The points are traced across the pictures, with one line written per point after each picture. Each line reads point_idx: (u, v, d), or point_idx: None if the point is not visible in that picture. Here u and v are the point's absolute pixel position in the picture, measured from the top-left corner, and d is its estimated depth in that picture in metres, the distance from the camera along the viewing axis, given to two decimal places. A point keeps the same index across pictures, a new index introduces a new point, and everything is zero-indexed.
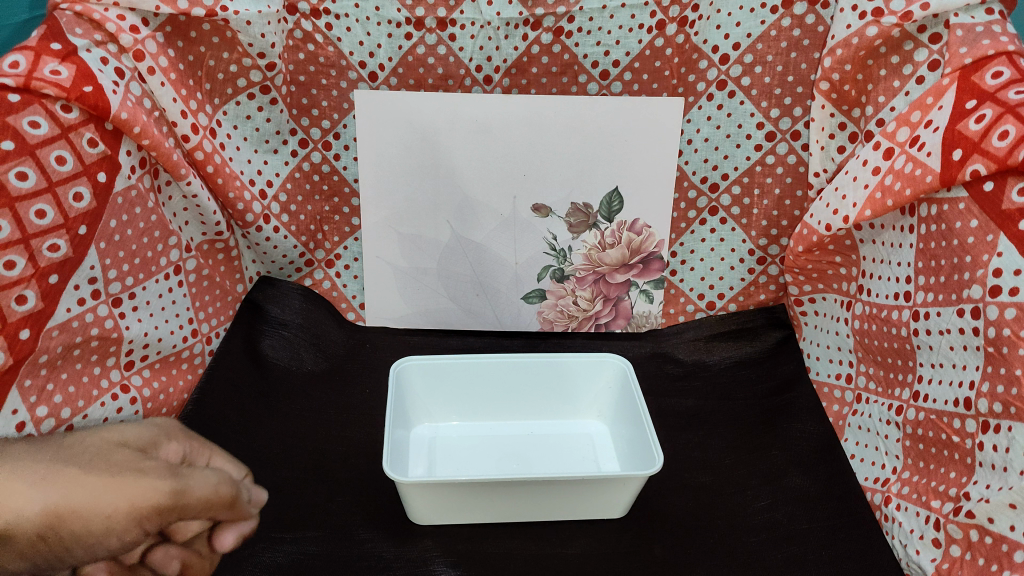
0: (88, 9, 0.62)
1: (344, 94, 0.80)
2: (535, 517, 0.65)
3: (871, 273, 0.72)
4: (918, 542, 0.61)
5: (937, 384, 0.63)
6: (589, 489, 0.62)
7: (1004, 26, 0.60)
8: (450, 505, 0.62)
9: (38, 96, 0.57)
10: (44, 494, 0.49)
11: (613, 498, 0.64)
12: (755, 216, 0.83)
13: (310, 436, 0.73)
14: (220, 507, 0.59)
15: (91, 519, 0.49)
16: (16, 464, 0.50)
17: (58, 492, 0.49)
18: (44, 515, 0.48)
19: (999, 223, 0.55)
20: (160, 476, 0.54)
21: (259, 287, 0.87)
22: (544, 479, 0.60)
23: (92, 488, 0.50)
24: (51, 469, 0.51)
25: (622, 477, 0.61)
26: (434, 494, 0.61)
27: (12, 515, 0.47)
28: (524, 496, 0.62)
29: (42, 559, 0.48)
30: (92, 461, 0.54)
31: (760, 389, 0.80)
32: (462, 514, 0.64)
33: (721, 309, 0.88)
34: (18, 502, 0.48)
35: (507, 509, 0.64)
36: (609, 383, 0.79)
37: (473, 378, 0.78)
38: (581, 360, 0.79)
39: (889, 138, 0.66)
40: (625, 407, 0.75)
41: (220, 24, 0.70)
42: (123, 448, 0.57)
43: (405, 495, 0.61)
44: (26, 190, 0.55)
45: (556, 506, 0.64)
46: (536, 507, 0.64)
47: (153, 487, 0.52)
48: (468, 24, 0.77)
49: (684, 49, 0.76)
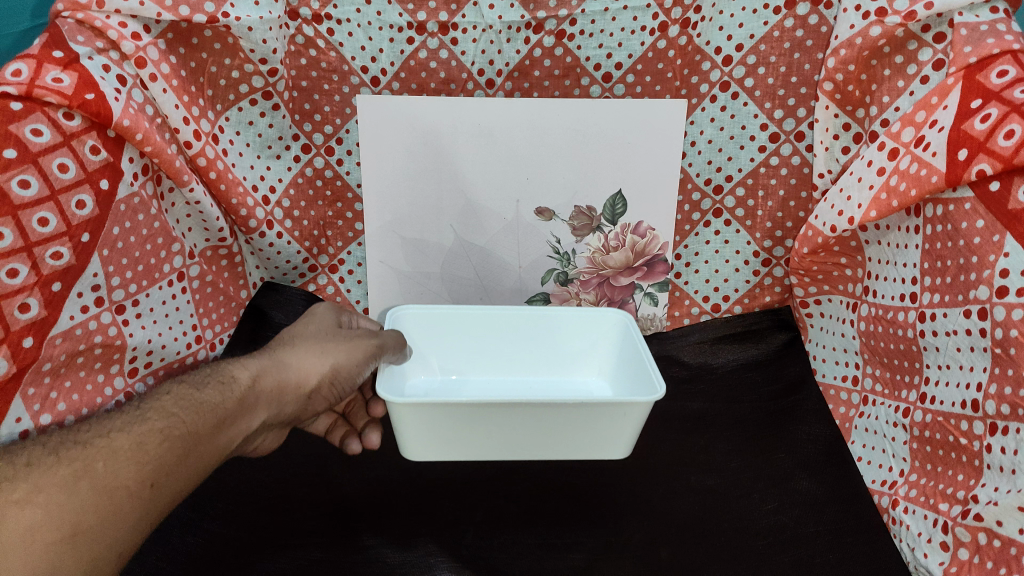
0: (89, 17, 0.63)
1: (347, 99, 0.79)
2: (522, 448, 0.69)
3: (877, 274, 0.72)
4: (926, 544, 0.62)
5: (944, 385, 0.63)
6: (590, 421, 0.66)
7: (1008, 24, 0.60)
8: (436, 434, 0.66)
9: (40, 103, 0.57)
10: (321, 362, 0.65)
11: (615, 435, 0.69)
12: (759, 218, 0.82)
13: (313, 445, 0.74)
14: (397, 363, 0.71)
15: (355, 366, 0.66)
16: (287, 350, 0.65)
17: (331, 359, 0.65)
18: (329, 376, 0.65)
19: (1006, 224, 0.55)
20: (367, 334, 0.68)
21: (262, 293, 0.86)
22: (526, 402, 0.62)
23: (347, 348, 0.66)
24: (312, 346, 0.65)
25: (627, 404, 0.64)
26: (417, 420, 0.65)
27: (307, 378, 0.64)
28: (514, 421, 0.65)
29: (336, 395, 0.68)
30: (326, 335, 0.67)
31: (767, 392, 0.79)
32: (448, 445, 0.68)
33: (727, 311, 0.87)
34: (310, 368, 0.64)
35: (489, 438, 0.67)
36: (608, 337, 0.81)
37: (463, 331, 0.80)
38: (583, 315, 0.81)
39: (893, 138, 0.65)
40: (626, 355, 0.77)
41: (221, 30, 0.70)
42: (325, 322, 0.71)
43: (397, 417, 0.65)
44: (28, 199, 0.56)
45: (551, 441, 0.68)
46: (519, 438, 0.67)
47: (374, 340, 0.67)
48: (470, 28, 0.77)
49: (687, 50, 0.76)
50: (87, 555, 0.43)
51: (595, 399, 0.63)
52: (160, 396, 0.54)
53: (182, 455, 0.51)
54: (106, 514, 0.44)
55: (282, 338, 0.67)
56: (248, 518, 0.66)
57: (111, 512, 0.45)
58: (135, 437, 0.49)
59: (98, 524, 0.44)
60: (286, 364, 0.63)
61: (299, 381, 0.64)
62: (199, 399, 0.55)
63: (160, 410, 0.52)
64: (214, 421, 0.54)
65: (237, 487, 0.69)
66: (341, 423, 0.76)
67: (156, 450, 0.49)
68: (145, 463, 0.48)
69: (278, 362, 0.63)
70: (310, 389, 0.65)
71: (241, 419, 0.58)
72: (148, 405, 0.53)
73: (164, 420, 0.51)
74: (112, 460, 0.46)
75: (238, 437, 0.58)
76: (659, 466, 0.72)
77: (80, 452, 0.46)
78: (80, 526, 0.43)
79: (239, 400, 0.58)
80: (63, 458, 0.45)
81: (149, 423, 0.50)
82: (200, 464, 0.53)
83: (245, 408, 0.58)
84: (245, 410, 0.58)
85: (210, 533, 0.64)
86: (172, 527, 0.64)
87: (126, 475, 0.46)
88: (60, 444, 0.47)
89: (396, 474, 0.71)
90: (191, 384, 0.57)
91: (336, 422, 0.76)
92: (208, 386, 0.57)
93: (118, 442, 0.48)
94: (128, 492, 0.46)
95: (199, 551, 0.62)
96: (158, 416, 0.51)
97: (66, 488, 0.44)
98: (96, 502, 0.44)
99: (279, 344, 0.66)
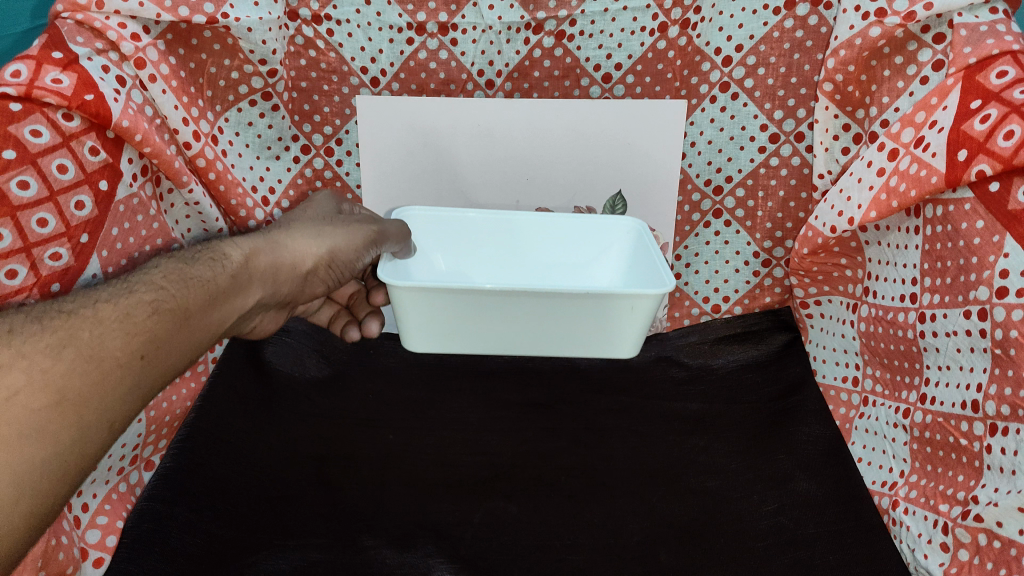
0: (88, 18, 0.63)
1: (346, 100, 0.79)
2: (520, 339, 0.72)
3: (877, 274, 0.71)
4: (926, 545, 0.62)
5: (945, 386, 0.63)
6: (592, 312, 0.69)
7: (1008, 25, 0.60)
8: (437, 319, 0.70)
9: (39, 104, 0.57)
10: (318, 244, 0.67)
11: (619, 330, 0.71)
12: (759, 219, 0.81)
13: (313, 445, 0.73)
14: (397, 258, 0.75)
15: (352, 251, 0.68)
16: (279, 234, 0.66)
17: (329, 243, 0.67)
18: (327, 259, 0.68)
19: (1006, 224, 0.55)
20: (364, 221, 0.70)
21: None
22: (528, 291, 0.65)
23: (344, 233, 0.68)
24: (309, 229, 0.67)
25: (635, 296, 0.66)
26: (421, 306, 0.69)
27: (305, 261, 0.66)
28: (515, 309, 0.68)
29: (328, 277, 0.70)
30: (322, 220, 0.69)
31: (767, 393, 0.79)
32: (450, 335, 0.72)
33: (726, 312, 0.86)
34: (307, 251, 0.66)
35: (490, 329, 0.71)
36: (620, 243, 0.81)
37: (467, 238, 0.80)
38: (594, 221, 0.81)
39: (893, 138, 0.65)
40: (637, 261, 0.78)
41: (221, 31, 0.70)
42: (324, 209, 0.73)
43: (399, 304, 0.69)
44: (27, 200, 0.56)
45: (551, 331, 0.71)
46: (520, 329, 0.71)
47: (374, 226, 0.69)
48: (469, 28, 0.76)
49: (687, 51, 0.76)
50: (76, 423, 0.43)
51: (600, 288, 0.66)
52: (148, 272, 0.54)
53: (173, 329, 0.51)
54: (96, 382, 0.44)
55: (278, 222, 0.69)
56: (247, 520, 0.65)
57: (101, 381, 0.45)
58: (123, 309, 0.48)
59: (87, 392, 0.44)
60: (283, 246, 0.65)
61: (296, 264, 0.66)
62: (189, 275, 0.55)
63: (150, 283, 0.52)
64: (205, 297, 0.55)
65: (235, 486, 0.68)
66: (343, 313, 0.85)
67: (147, 322, 0.49)
68: (137, 333, 0.48)
69: (274, 241, 0.64)
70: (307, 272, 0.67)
71: (232, 296, 0.58)
72: (136, 278, 0.52)
73: (154, 293, 0.51)
74: (101, 329, 0.46)
75: (230, 315, 0.59)
76: (658, 467, 0.72)
77: (64, 321, 0.45)
78: (70, 393, 0.42)
79: (231, 277, 0.58)
80: (49, 325, 0.44)
81: (138, 296, 0.50)
82: (191, 339, 0.54)
83: (240, 285, 0.60)
84: (238, 287, 0.59)
85: (210, 535, 0.64)
86: (174, 528, 0.64)
87: (115, 346, 0.46)
88: (43, 309, 0.46)
89: (397, 473, 0.71)
90: (182, 259, 0.57)
91: (339, 312, 0.85)
92: (199, 263, 0.57)
93: (105, 312, 0.47)
94: (119, 363, 0.46)
95: (198, 553, 0.62)
96: (146, 288, 0.51)
97: (53, 352, 0.43)
98: (85, 369, 0.44)
99: (275, 226, 0.68)
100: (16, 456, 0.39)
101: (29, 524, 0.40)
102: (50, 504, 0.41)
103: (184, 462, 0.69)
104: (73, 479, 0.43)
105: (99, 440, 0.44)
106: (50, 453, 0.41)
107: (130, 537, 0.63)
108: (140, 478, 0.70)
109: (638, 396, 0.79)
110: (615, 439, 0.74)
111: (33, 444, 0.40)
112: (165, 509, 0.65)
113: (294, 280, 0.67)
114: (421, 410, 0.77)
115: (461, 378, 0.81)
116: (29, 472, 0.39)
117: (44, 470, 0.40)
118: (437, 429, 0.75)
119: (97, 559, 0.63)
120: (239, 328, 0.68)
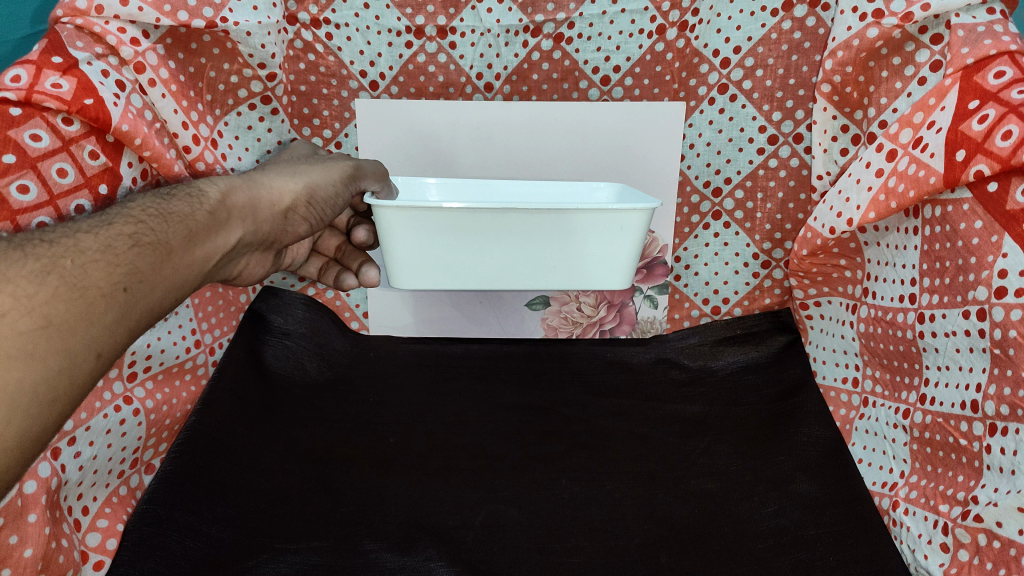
0: (88, 22, 0.63)
1: (346, 103, 0.79)
2: (503, 273, 0.71)
3: (876, 276, 0.71)
4: (927, 546, 0.62)
5: (943, 386, 0.63)
6: (584, 235, 0.68)
7: (1005, 25, 0.59)
8: (420, 248, 0.68)
9: (39, 108, 0.58)
10: (296, 181, 0.66)
11: (615, 256, 0.70)
12: (758, 220, 0.80)
13: (312, 446, 0.73)
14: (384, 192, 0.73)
15: (331, 186, 0.68)
16: (256, 175, 0.65)
17: (307, 179, 0.67)
18: (308, 195, 0.67)
19: (1004, 224, 0.55)
20: (342, 160, 0.70)
21: (261, 297, 0.84)
22: (520, 209, 0.65)
23: (321, 170, 0.68)
24: (284, 168, 0.67)
25: (624, 212, 0.66)
26: (406, 229, 0.67)
27: (286, 198, 0.66)
28: (504, 233, 0.68)
29: (311, 216, 0.69)
30: (297, 163, 0.69)
31: (766, 394, 0.79)
32: (438, 269, 0.70)
33: (726, 313, 0.85)
34: (286, 188, 0.66)
35: (476, 264, 0.70)
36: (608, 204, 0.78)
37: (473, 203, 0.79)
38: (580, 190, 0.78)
39: (891, 139, 0.64)
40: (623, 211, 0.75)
41: (220, 35, 0.71)
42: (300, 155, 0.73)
43: (390, 243, 0.68)
44: (27, 203, 0.56)
45: (550, 262, 0.70)
46: (502, 263, 0.70)
47: (349, 163, 0.69)
48: (468, 32, 0.77)
49: (686, 53, 0.76)
50: (63, 347, 0.43)
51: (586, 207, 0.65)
52: (127, 206, 0.54)
53: (156, 260, 0.51)
54: (81, 310, 0.45)
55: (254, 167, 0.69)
56: (249, 520, 0.66)
57: (86, 308, 0.45)
58: (104, 241, 0.49)
59: (72, 318, 0.44)
60: (261, 184, 0.64)
61: (278, 200, 0.65)
62: (167, 210, 0.55)
63: (128, 217, 0.52)
64: (185, 231, 0.55)
65: (237, 491, 0.68)
66: (333, 265, 0.82)
67: (129, 255, 0.50)
68: (117, 262, 0.48)
69: (251, 180, 0.64)
70: (290, 208, 0.67)
71: (214, 232, 0.58)
72: (114, 212, 0.53)
73: (133, 226, 0.52)
74: (83, 258, 0.47)
75: (216, 253, 0.59)
76: (657, 470, 0.72)
77: (45, 250, 0.46)
78: (55, 318, 0.43)
79: (210, 213, 0.58)
80: (31, 255, 0.45)
81: (118, 228, 0.51)
82: (176, 275, 0.54)
83: (223, 219, 0.59)
84: (219, 223, 0.59)
85: (212, 538, 0.64)
86: (174, 531, 0.64)
87: (99, 274, 0.47)
88: (25, 238, 0.47)
89: (401, 472, 0.71)
90: (161, 198, 0.57)
91: (329, 265, 0.82)
92: (175, 200, 0.57)
93: (86, 242, 0.48)
94: (103, 293, 0.46)
95: (202, 556, 0.62)
96: (125, 224, 0.52)
97: (36, 280, 0.43)
98: (69, 297, 0.44)
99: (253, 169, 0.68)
100: (8, 374, 0.40)
101: (22, 445, 0.40)
102: (43, 430, 0.41)
103: (185, 465, 0.69)
104: (66, 407, 0.43)
105: (89, 371, 0.45)
106: (39, 378, 0.41)
107: (130, 540, 0.63)
108: (140, 482, 0.70)
109: (638, 398, 0.79)
110: (615, 443, 0.75)
111: (22, 365, 0.41)
112: (166, 513, 0.65)
113: (276, 220, 0.66)
114: (422, 413, 0.77)
115: (462, 381, 0.81)
116: (21, 393, 0.40)
117: (37, 393, 0.41)
118: (437, 431, 0.75)
119: (98, 562, 0.62)
120: (227, 273, 0.67)
